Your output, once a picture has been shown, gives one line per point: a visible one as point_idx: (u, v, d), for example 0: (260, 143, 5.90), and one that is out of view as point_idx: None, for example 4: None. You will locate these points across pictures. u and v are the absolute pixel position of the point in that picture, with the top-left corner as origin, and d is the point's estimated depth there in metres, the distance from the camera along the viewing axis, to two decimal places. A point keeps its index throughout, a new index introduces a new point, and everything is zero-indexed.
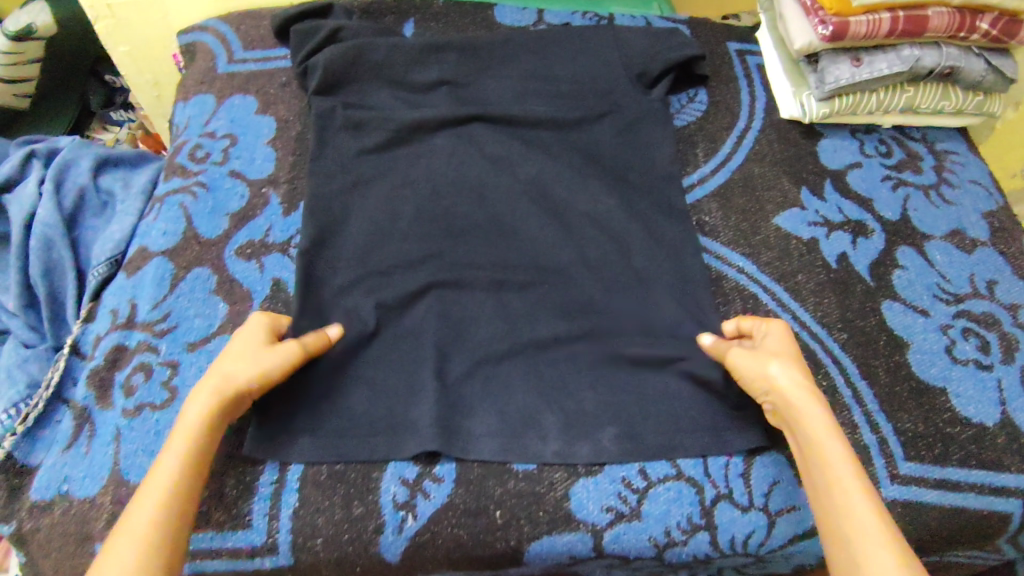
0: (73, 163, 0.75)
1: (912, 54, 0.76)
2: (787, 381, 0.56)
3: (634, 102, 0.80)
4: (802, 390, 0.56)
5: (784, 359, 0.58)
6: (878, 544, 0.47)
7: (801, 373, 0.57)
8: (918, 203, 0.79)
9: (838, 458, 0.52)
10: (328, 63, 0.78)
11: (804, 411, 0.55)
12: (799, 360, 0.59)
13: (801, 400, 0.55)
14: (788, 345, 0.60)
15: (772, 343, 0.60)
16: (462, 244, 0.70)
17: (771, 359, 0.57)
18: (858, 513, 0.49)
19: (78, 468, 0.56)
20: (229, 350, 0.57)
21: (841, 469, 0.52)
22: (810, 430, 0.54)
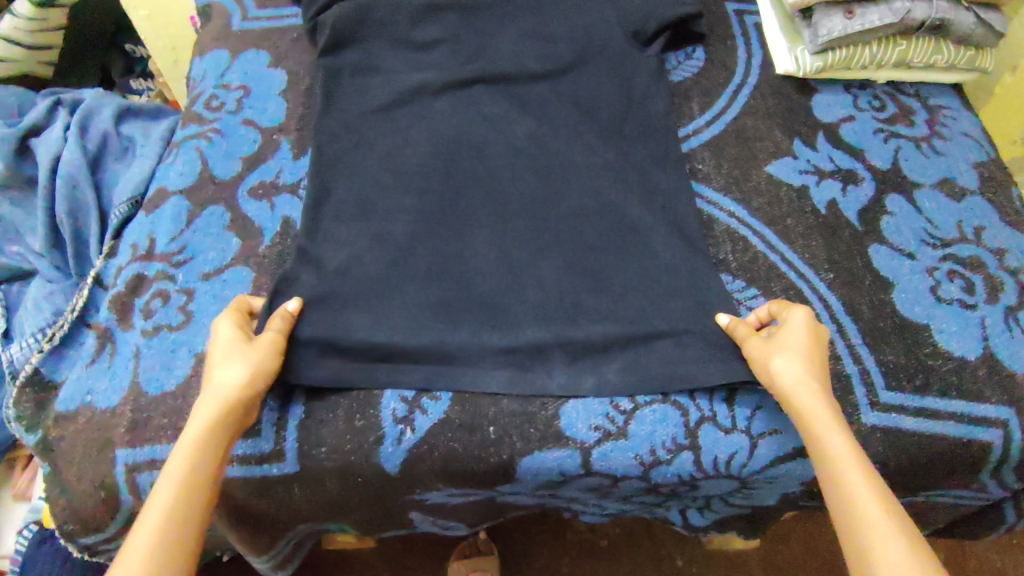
0: (96, 112, 0.80)
1: (902, 6, 0.78)
2: (791, 374, 0.56)
3: (631, 59, 0.83)
4: (811, 384, 0.56)
5: (800, 356, 0.57)
6: (885, 535, 0.47)
7: (812, 370, 0.57)
8: (908, 153, 0.81)
9: (844, 453, 0.52)
10: (336, 20, 0.81)
11: (807, 406, 0.55)
12: (815, 355, 0.58)
13: (811, 391, 0.55)
14: (803, 334, 0.59)
15: (789, 334, 0.59)
16: (462, 188, 0.73)
17: (794, 357, 0.57)
18: (868, 511, 0.48)
19: (101, 381, 0.60)
20: (218, 347, 0.57)
21: (844, 460, 0.51)
22: (814, 423, 0.54)
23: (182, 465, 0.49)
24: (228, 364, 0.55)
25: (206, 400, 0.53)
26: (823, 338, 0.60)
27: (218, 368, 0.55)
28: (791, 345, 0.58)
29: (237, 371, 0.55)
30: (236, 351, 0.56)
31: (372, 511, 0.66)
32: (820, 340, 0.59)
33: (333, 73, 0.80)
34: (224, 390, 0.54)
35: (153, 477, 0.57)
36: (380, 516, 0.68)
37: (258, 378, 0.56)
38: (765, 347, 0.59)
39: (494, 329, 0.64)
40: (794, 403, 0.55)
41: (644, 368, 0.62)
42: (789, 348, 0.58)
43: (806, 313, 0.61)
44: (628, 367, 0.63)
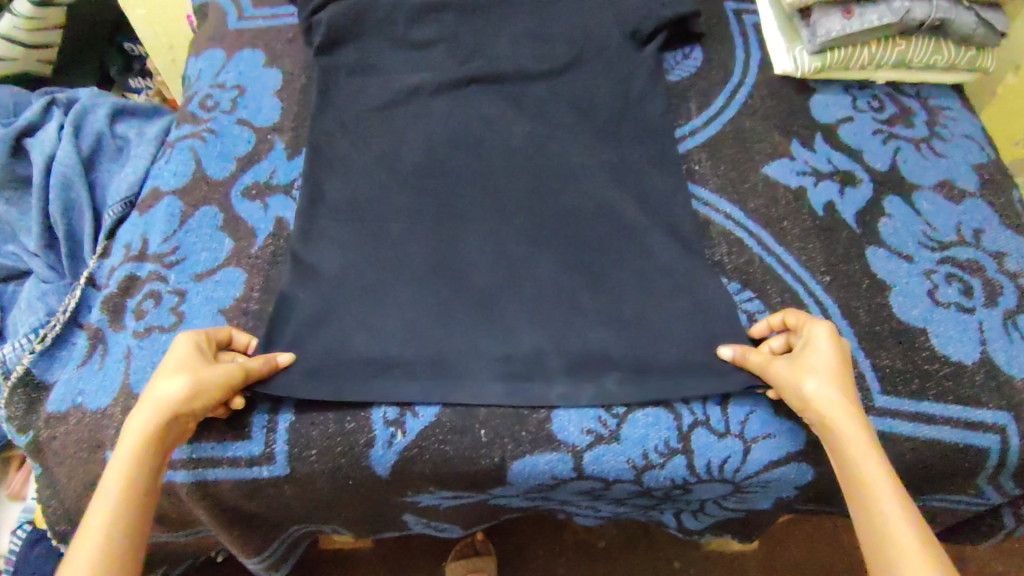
0: (91, 111, 0.80)
1: (902, 5, 0.77)
2: (825, 394, 0.54)
3: (628, 59, 0.82)
4: (845, 405, 0.54)
5: (830, 376, 0.55)
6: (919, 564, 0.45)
7: (843, 391, 0.55)
8: (907, 154, 0.80)
9: (879, 477, 0.50)
10: (331, 19, 0.81)
11: (844, 430, 0.53)
12: (843, 374, 0.56)
13: (845, 411, 0.54)
14: (831, 354, 0.57)
15: (815, 354, 0.57)
16: (457, 190, 0.73)
17: (825, 378, 0.55)
18: (903, 542, 0.47)
19: (92, 382, 0.60)
20: (166, 360, 0.54)
21: (880, 487, 0.50)
22: (847, 446, 0.53)
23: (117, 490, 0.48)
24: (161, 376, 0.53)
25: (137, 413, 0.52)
26: (847, 357, 0.58)
27: (160, 380, 0.52)
28: (818, 365, 0.56)
29: (169, 383, 0.52)
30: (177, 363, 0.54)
31: (364, 512, 0.66)
32: (845, 359, 0.57)
33: (328, 73, 0.79)
34: (161, 405, 0.51)
35: None
36: (371, 518, 0.68)
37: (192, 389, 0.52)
38: (791, 368, 0.57)
39: (487, 331, 0.64)
40: (828, 424, 0.54)
41: (644, 377, 0.62)
42: (818, 368, 0.56)
43: (828, 330, 0.59)
44: (630, 370, 0.62)
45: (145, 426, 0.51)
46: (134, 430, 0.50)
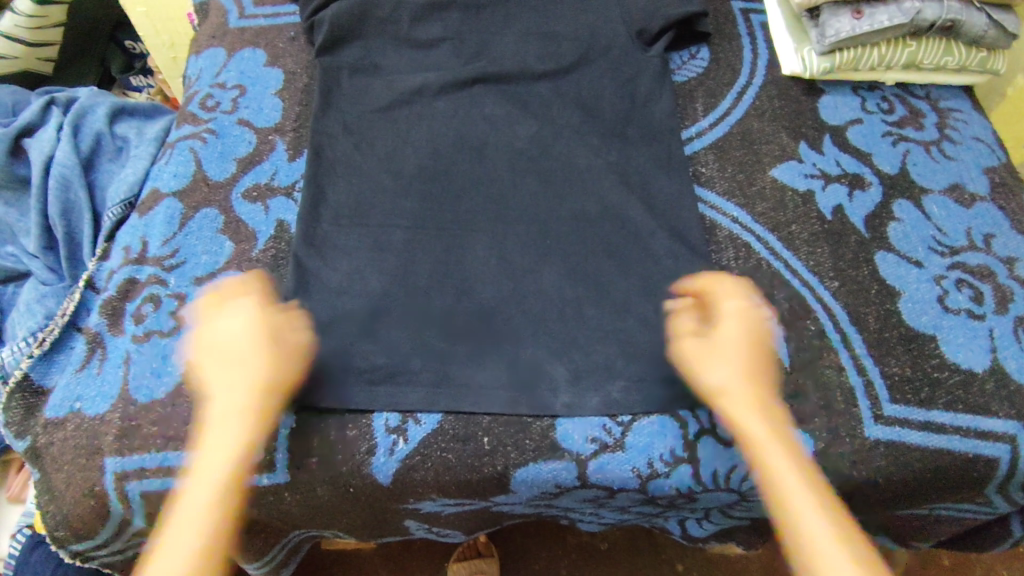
0: (90, 111, 0.79)
1: (913, 6, 0.76)
2: (737, 388, 0.57)
3: (633, 59, 0.81)
4: (747, 401, 0.57)
5: (737, 367, 0.58)
6: (830, 547, 0.50)
7: (745, 380, 0.58)
8: (917, 158, 0.79)
9: (784, 468, 0.54)
10: (334, 18, 0.80)
11: (753, 427, 0.56)
12: (749, 358, 0.59)
13: (745, 403, 0.57)
14: (740, 339, 0.59)
15: (724, 336, 0.59)
16: (462, 193, 0.72)
17: (733, 368, 0.58)
18: (810, 523, 0.51)
19: (90, 388, 0.59)
20: (234, 342, 0.57)
21: (790, 483, 0.53)
22: (751, 438, 0.55)
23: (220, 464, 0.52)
24: (264, 364, 0.56)
25: (228, 394, 0.55)
26: (758, 328, 0.61)
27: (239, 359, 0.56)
28: (728, 354, 0.58)
29: (281, 372, 0.57)
30: (275, 351, 0.57)
31: (364, 519, 0.65)
32: (756, 338, 0.60)
33: (331, 73, 0.78)
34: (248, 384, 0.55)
35: (141, 486, 0.56)
36: (372, 524, 0.67)
37: (294, 378, 0.58)
38: (697, 354, 0.59)
39: (491, 336, 0.63)
40: (733, 420, 0.56)
41: (651, 384, 0.61)
42: (727, 357, 0.58)
43: (739, 305, 0.61)
44: (637, 379, 0.61)
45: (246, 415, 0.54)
46: (240, 421, 0.54)
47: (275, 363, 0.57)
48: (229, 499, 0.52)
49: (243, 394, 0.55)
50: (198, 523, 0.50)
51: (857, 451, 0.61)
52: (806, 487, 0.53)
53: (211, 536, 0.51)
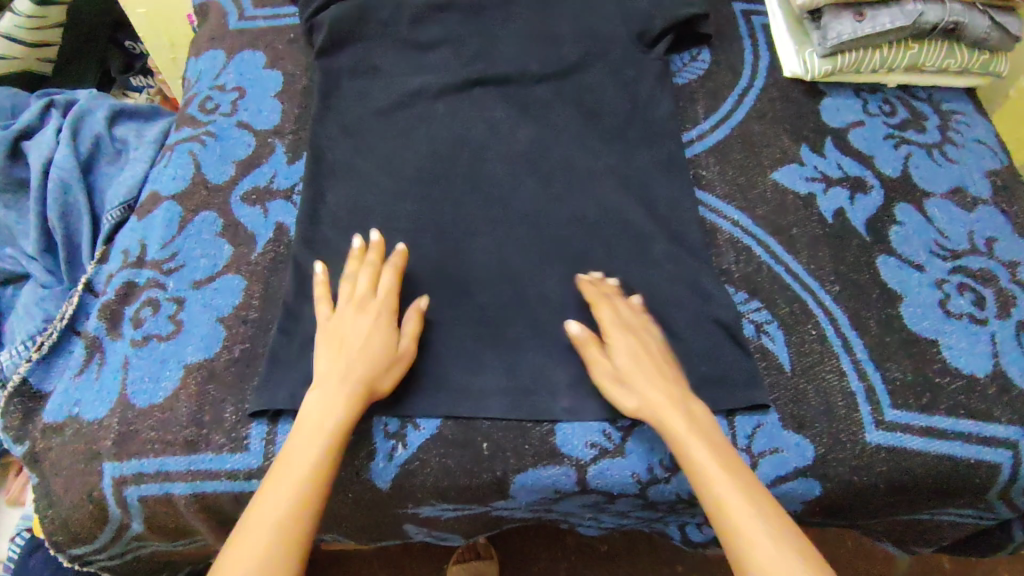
0: (89, 113, 0.79)
1: (915, 8, 0.76)
2: (654, 393, 0.56)
3: (634, 61, 0.81)
4: (665, 402, 0.56)
5: (646, 384, 0.57)
6: (760, 533, 0.48)
7: (659, 391, 0.56)
8: (919, 161, 0.79)
9: (710, 464, 0.52)
10: (334, 21, 0.80)
11: (673, 423, 0.55)
12: (652, 372, 0.58)
13: (664, 406, 0.55)
14: (643, 358, 0.58)
15: (626, 361, 0.58)
16: (462, 196, 0.72)
17: (642, 389, 0.56)
18: (738, 517, 0.49)
19: (89, 393, 0.59)
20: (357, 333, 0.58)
21: (716, 474, 0.51)
22: (676, 438, 0.54)
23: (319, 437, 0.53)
24: (369, 364, 0.56)
25: (337, 377, 0.56)
26: (652, 345, 0.60)
27: (353, 344, 0.57)
28: (635, 378, 0.57)
29: (383, 375, 0.57)
30: (382, 355, 0.57)
31: (363, 524, 0.65)
32: (653, 356, 0.59)
33: (330, 76, 0.78)
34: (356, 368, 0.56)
35: (139, 490, 0.56)
36: (371, 529, 0.67)
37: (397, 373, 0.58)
38: (609, 381, 0.58)
39: (490, 342, 0.63)
40: (659, 422, 0.55)
41: None
42: (637, 380, 0.57)
43: (628, 326, 0.60)
44: None
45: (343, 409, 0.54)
46: (336, 413, 0.53)
47: (381, 366, 0.57)
48: (319, 483, 0.51)
49: (344, 389, 0.55)
50: (293, 486, 0.50)
51: (858, 457, 0.61)
52: (731, 482, 0.51)
53: (304, 506, 0.50)
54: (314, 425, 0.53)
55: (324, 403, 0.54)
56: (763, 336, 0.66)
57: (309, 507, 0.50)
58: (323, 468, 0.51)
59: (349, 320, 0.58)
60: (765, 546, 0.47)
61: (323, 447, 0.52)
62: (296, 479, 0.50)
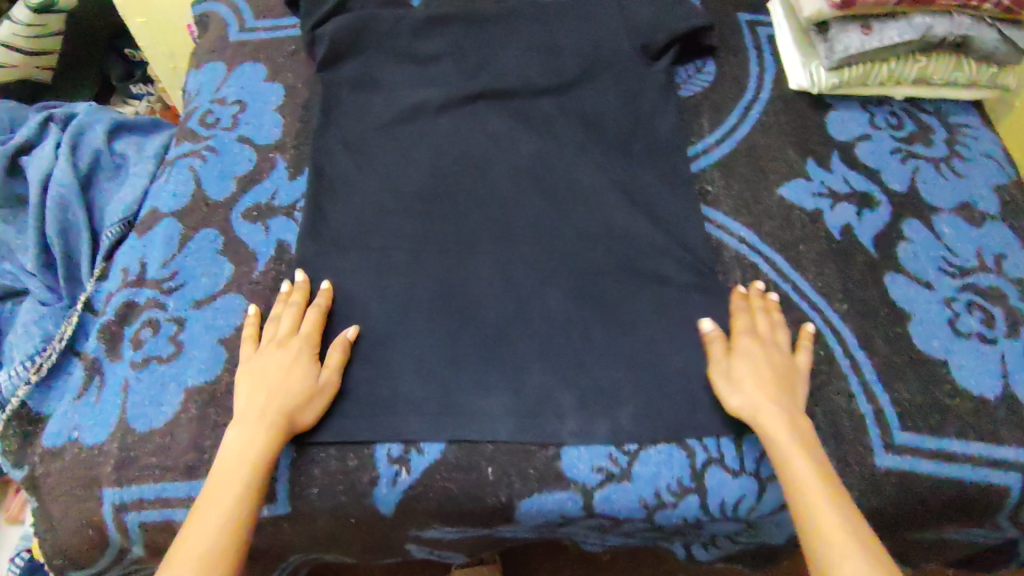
0: (89, 128, 0.78)
1: (923, 22, 0.75)
2: (762, 400, 0.57)
3: (638, 74, 0.80)
4: (774, 412, 0.57)
5: (755, 385, 0.58)
6: (849, 554, 0.49)
7: (771, 396, 0.57)
8: (927, 175, 0.78)
9: (805, 470, 0.54)
10: (335, 33, 0.79)
11: (774, 431, 0.56)
12: (772, 380, 0.58)
13: (771, 413, 0.57)
14: (763, 363, 0.59)
15: (745, 364, 0.59)
16: (465, 213, 0.71)
17: (747, 389, 0.58)
18: (825, 522, 0.51)
19: (89, 416, 0.58)
20: (269, 368, 0.57)
21: (813, 486, 0.53)
22: (775, 441, 0.56)
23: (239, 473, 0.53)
24: (287, 398, 0.56)
25: (254, 408, 0.55)
26: (778, 358, 0.61)
27: (265, 376, 0.57)
28: (743, 377, 0.58)
29: (302, 411, 0.57)
30: (299, 392, 0.57)
31: (365, 547, 0.64)
32: (778, 368, 0.60)
33: (332, 91, 0.78)
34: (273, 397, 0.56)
35: (141, 516, 0.55)
36: (374, 552, 0.66)
37: (320, 403, 0.58)
38: (720, 375, 0.60)
39: (494, 363, 0.62)
40: (762, 430, 0.56)
41: (657, 412, 0.60)
42: (745, 378, 0.58)
43: (762, 337, 0.62)
44: (643, 409, 0.60)
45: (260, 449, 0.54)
46: (255, 455, 0.53)
47: (300, 401, 0.56)
48: (240, 520, 0.51)
49: (260, 430, 0.54)
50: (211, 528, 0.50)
51: (867, 481, 0.60)
52: (826, 494, 0.52)
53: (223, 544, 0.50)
54: (237, 459, 0.53)
55: (241, 445, 0.54)
56: None
57: (227, 550, 0.50)
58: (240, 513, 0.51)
59: (266, 359, 0.58)
60: (848, 554, 0.49)
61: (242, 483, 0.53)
62: (217, 519, 0.51)
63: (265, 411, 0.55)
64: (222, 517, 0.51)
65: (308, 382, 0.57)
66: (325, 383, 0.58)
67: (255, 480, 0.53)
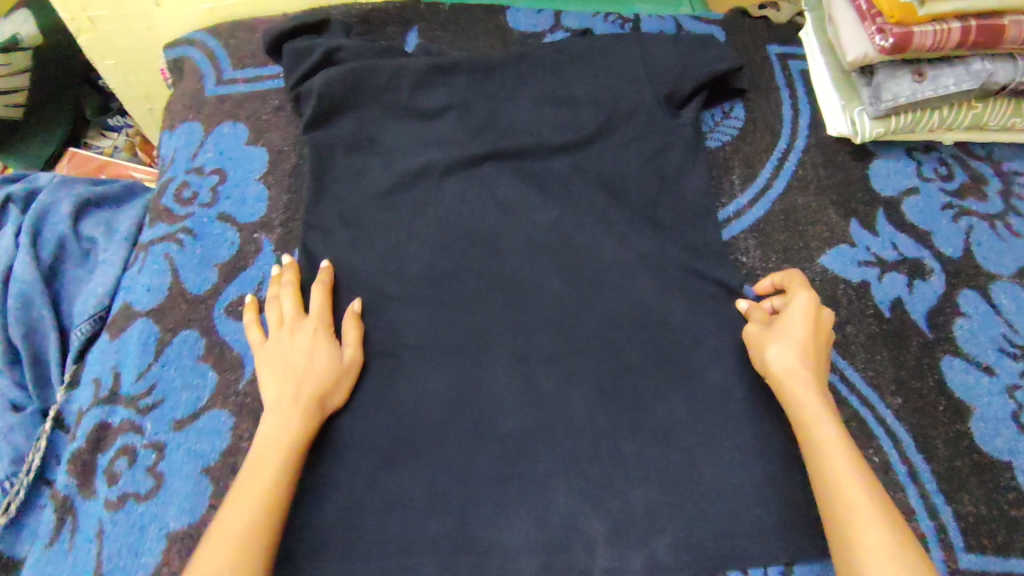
0: (52, 209, 0.70)
1: (983, 68, 0.67)
2: (792, 362, 0.55)
3: (663, 126, 0.72)
4: (804, 375, 0.54)
5: (796, 345, 0.55)
6: (866, 514, 0.46)
7: (808, 361, 0.55)
8: (982, 235, 0.71)
9: (836, 444, 0.50)
10: (323, 89, 0.70)
11: (800, 393, 0.53)
12: (812, 345, 0.56)
13: (803, 376, 0.54)
14: (803, 327, 0.56)
15: (788, 324, 0.57)
16: (475, 303, 0.63)
17: (785, 350, 0.55)
18: (851, 496, 0.47)
19: (62, 569, 0.52)
20: (293, 352, 0.56)
21: (833, 448, 0.50)
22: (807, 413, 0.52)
23: (280, 446, 0.51)
24: (318, 380, 0.55)
25: (286, 388, 0.54)
26: (825, 330, 0.57)
27: (291, 359, 0.56)
28: (784, 335, 0.56)
29: (334, 391, 0.56)
30: (332, 371, 0.56)
31: None
32: (823, 335, 0.57)
33: (321, 155, 0.69)
34: (304, 375, 0.55)
35: None
36: None
37: (345, 381, 0.58)
38: (760, 336, 0.58)
39: (514, 489, 0.55)
40: (789, 395, 0.54)
41: (697, 545, 0.54)
42: (786, 335, 0.56)
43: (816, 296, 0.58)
44: (682, 542, 0.54)
45: (294, 435, 0.52)
46: (293, 432, 0.52)
47: (328, 383, 0.56)
48: (283, 487, 0.50)
49: (295, 411, 0.53)
50: (257, 494, 0.48)
51: None
52: (848, 455, 0.49)
53: (271, 508, 0.48)
54: (277, 431, 0.52)
55: (277, 429, 0.52)
56: None
57: (275, 512, 0.48)
58: (276, 497, 0.49)
59: (288, 344, 0.57)
60: (870, 521, 0.45)
61: (282, 452, 0.51)
62: (265, 481, 0.49)
63: (300, 389, 0.54)
64: (254, 504, 0.48)
65: (333, 361, 0.57)
66: (347, 360, 0.58)
67: (294, 450, 0.52)
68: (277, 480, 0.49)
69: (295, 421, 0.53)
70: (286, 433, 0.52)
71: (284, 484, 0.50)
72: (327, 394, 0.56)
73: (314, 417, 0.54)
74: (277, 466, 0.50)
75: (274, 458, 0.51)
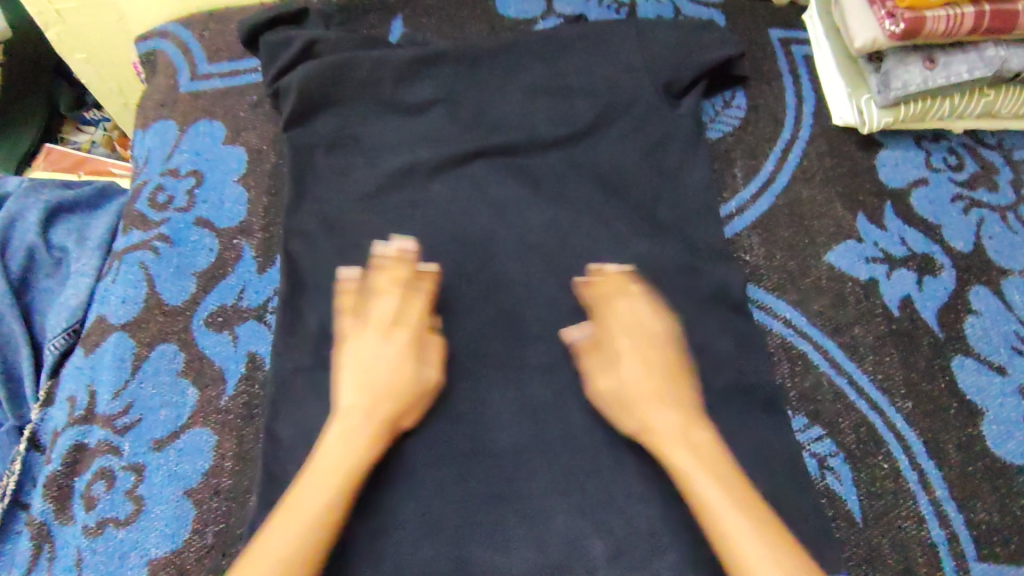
0: (19, 218, 0.67)
1: (997, 54, 0.64)
2: (645, 403, 0.52)
3: (661, 118, 0.69)
4: (654, 412, 0.51)
5: (639, 385, 0.53)
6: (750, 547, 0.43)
7: (656, 395, 0.52)
8: (995, 228, 0.68)
9: (703, 476, 0.47)
10: (303, 83, 0.67)
11: (659, 431, 0.51)
12: (653, 378, 0.53)
13: (654, 414, 0.51)
14: (647, 364, 0.53)
15: (631, 366, 0.54)
16: (468, 310, 0.60)
17: (635, 396, 0.52)
18: (731, 531, 0.44)
19: None
20: (377, 363, 0.53)
21: (703, 483, 0.47)
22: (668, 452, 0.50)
23: (340, 466, 0.48)
24: (395, 399, 0.52)
25: (362, 403, 0.51)
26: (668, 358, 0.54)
27: (371, 371, 0.52)
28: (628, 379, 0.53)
29: (407, 411, 0.53)
30: (409, 390, 0.53)
31: None
32: (664, 368, 0.54)
33: (303, 155, 0.66)
34: (382, 391, 0.52)
35: None
36: None
37: (422, 401, 0.54)
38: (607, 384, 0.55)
39: (511, 507, 0.53)
40: (649, 436, 0.51)
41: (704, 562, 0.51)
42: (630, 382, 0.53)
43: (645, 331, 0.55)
44: (687, 561, 0.51)
45: (361, 458, 0.49)
46: (357, 454, 0.49)
47: (404, 404, 0.53)
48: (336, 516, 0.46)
49: (365, 430, 0.50)
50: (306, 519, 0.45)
51: None
52: (718, 487, 0.47)
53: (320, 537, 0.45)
54: (340, 449, 0.49)
55: (340, 448, 0.49)
56: (828, 475, 0.56)
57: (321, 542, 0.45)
58: (327, 525, 0.45)
59: (373, 350, 0.53)
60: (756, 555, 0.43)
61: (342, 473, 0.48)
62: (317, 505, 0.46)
63: (378, 405, 0.51)
64: (300, 529, 0.44)
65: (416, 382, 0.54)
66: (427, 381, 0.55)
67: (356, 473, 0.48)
68: (333, 508, 0.46)
69: (362, 441, 0.49)
70: (350, 453, 0.49)
71: (337, 511, 0.46)
72: (399, 416, 0.53)
73: (382, 438, 0.51)
74: (333, 489, 0.47)
75: (331, 479, 0.47)
